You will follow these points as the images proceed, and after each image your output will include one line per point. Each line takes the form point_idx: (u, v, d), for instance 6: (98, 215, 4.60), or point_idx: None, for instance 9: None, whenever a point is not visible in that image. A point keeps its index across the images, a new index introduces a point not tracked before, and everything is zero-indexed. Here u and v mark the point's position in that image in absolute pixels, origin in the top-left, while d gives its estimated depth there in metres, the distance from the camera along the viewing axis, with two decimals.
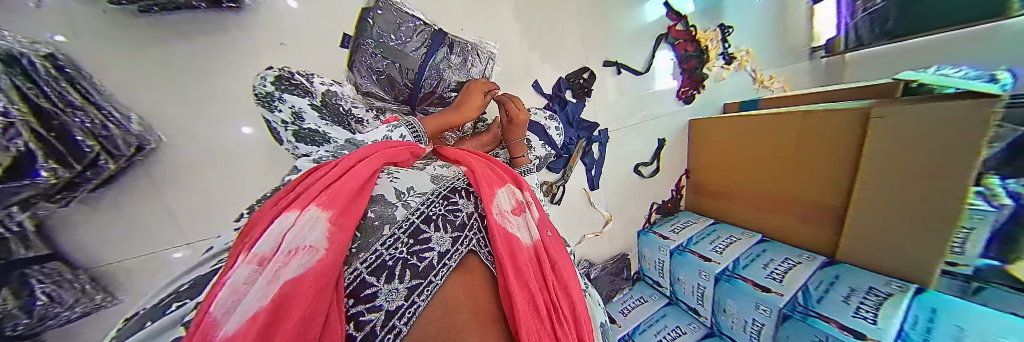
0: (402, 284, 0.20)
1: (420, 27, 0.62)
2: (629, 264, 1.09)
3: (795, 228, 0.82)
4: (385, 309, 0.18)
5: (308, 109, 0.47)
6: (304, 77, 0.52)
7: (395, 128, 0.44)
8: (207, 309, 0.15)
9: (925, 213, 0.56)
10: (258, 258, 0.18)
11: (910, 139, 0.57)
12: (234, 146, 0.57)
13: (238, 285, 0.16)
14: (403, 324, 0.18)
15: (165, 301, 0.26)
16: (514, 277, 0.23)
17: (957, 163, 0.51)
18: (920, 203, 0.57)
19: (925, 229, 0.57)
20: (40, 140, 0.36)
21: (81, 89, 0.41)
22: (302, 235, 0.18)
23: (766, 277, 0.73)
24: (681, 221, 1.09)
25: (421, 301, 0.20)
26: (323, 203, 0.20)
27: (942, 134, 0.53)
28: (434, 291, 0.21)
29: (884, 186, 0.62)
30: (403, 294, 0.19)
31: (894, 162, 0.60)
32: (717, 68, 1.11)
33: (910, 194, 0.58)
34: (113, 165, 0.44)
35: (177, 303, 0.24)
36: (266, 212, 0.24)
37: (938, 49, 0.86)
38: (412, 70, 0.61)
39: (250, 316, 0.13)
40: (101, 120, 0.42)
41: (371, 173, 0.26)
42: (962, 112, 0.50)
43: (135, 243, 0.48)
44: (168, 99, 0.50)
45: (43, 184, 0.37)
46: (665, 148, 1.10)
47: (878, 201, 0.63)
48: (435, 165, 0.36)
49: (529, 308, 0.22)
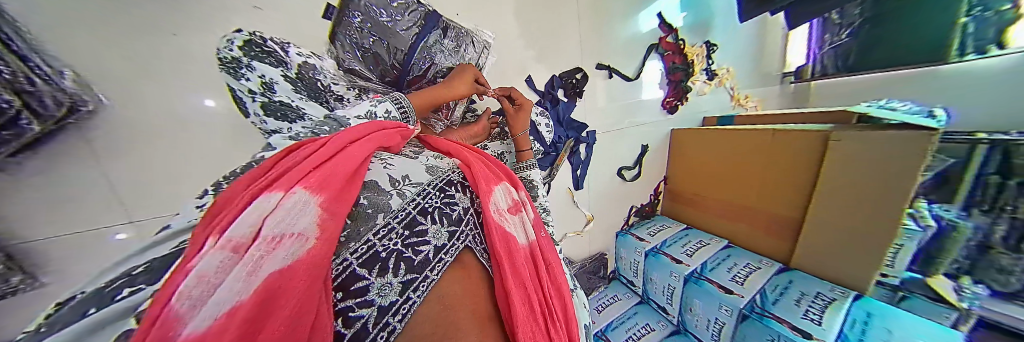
0: (396, 278, 0.19)
1: (413, 6, 0.58)
2: (605, 264, 1.13)
3: (755, 236, 0.89)
4: (378, 304, 0.17)
5: (281, 80, 0.43)
6: (279, 45, 0.47)
7: (380, 102, 0.42)
8: (167, 302, 0.13)
9: (867, 226, 0.64)
10: (233, 244, 0.15)
11: (859, 161, 0.65)
12: (192, 116, 0.50)
13: (207, 274, 0.14)
14: (397, 321, 0.17)
15: (112, 286, 0.24)
16: (511, 276, 0.23)
17: (896, 183, 0.59)
18: (864, 218, 0.65)
19: (867, 240, 0.64)
20: None
21: (2, 35, 0.35)
22: (290, 220, 0.17)
23: (729, 280, 0.78)
24: (656, 225, 1.15)
25: (417, 297, 0.19)
26: (311, 185, 0.19)
27: (887, 159, 0.60)
28: (430, 287, 0.20)
29: (835, 201, 0.69)
30: (398, 289, 0.19)
31: (846, 179, 0.67)
32: (700, 82, 1.17)
33: (856, 211, 0.66)
34: (36, 126, 0.38)
35: (129, 288, 0.23)
36: (238, 192, 0.22)
37: (888, 85, 0.98)
38: (402, 50, 0.58)
39: (227, 311, 0.12)
40: (24, 72, 0.36)
41: (364, 158, 0.24)
42: (903, 139, 0.57)
43: (65, 220, 0.42)
44: (127, 61, 0.44)
45: None
46: (647, 154, 1.14)
47: (829, 215, 0.71)
48: (427, 155, 0.34)
49: (524, 306, 0.22)
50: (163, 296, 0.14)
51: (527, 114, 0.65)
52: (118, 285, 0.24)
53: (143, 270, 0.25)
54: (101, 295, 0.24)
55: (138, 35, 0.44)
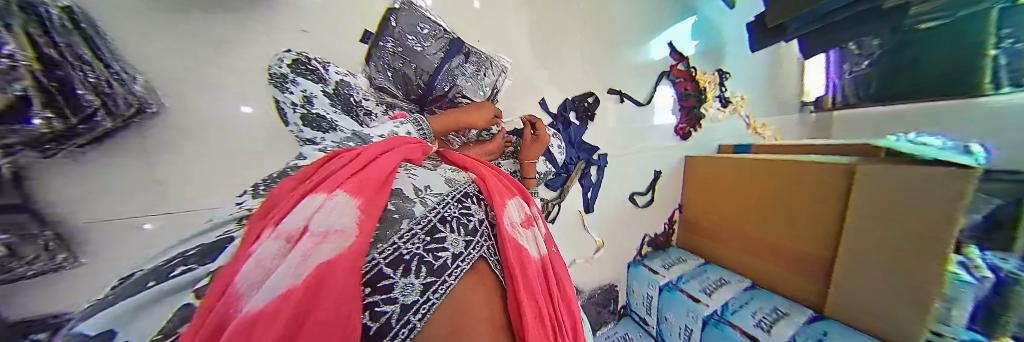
0: (418, 280, 0.19)
1: (440, 34, 0.65)
2: (616, 296, 1.06)
3: (783, 278, 0.82)
4: (400, 302, 0.17)
5: (319, 95, 0.48)
6: (321, 64, 0.53)
7: (401, 124, 0.45)
8: (229, 282, 0.16)
9: (905, 275, 0.58)
10: (285, 235, 0.17)
11: (889, 200, 0.60)
12: (234, 122, 0.56)
13: (264, 260, 0.16)
14: (417, 319, 0.17)
15: (168, 263, 0.26)
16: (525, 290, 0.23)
17: (936, 228, 0.54)
18: (898, 265, 0.59)
19: (906, 292, 0.58)
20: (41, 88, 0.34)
21: (95, 45, 0.41)
22: (332, 218, 0.18)
23: (754, 326, 0.71)
24: (670, 258, 1.09)
25: (436, 299, 0.18)
26: (352, 189, 0.21)
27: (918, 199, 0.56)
28: (446, 291, 0.19)
29: (867, 244, 0.64)
30: (418, 290, 0.18)
31: (876, 220, 0.62)
32: (713, 109, 1.17)
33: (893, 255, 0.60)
34: (109, 122, 0.44)
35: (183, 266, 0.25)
36: (286, 191, 0.24)
37: (914, 118, 0.94)
38: (427, 72, 0.63)
39: (284, 292, 0.14)
40: (107, 77, 0.42)
41: (393, 168, 0.26)
42: (939, 181, 0.53)
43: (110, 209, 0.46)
44: (167, 61, 0.49)
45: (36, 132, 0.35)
46: (660, 181, 1.12)
47: (862, 259, 0.65)
48: (445, 169, 0.35)
49: (540, 322, 0.21)
50: (226, 278, 0.16)
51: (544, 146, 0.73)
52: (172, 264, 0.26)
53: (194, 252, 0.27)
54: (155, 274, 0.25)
55: (200, 45, 0.52)
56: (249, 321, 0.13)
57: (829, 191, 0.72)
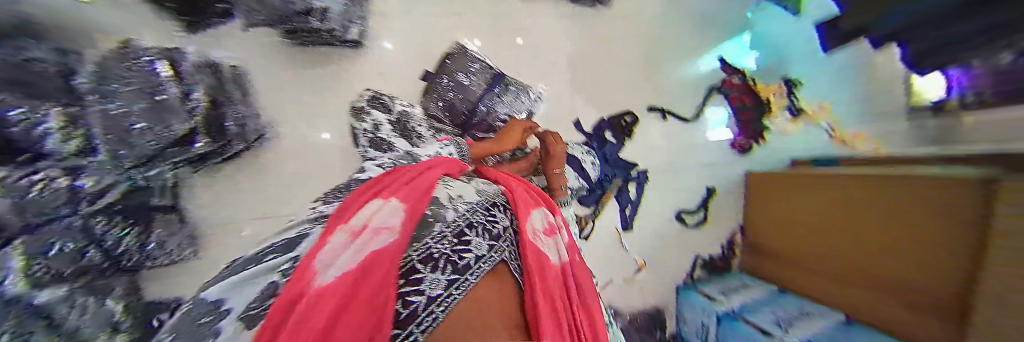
0: (444, 276, 0.23)
1: (485, 69, 0.76)
2: (665, 324, 0.93)
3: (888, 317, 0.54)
4: (428, 293, 0.21)
5: (384, 123, 0.61)
6: (390, 99, 0.68)
7: (447, 147, 0.54)
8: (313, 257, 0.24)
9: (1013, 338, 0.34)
10: (350, 230, 0.28)
11: None
12: None
13: (336, 245, 0.26)
14: (441, 310, 0.20)
15: (265, 251, 0.36)
16: (541, 290, 0.26)
17: None
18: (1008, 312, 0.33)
19: None
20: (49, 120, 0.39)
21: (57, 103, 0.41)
22: (385, 220, 0.27)
23: None
24: (732, 282, 0.90)
25: (458, 294, 0.22)
26: (401, 197, 0.31)
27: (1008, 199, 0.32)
28: (469, 288, 0.23)
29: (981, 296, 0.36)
30: (444, 285, 0.22)
31: None
32: (784, 118, 0.88)
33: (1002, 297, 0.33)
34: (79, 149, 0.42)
35: (272, 254, 0.34)
36: (354, 199, 0.35)
37: None
38: (471, 101, 0.73)
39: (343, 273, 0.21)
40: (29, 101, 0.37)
41: (429, 184, 0.35)
42: None
43: None
44: None
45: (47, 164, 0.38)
46: (716, 201, 0.97)
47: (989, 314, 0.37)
48: (479, 181, 0.42)
49: (552, 323, 0.23)
50: (311, 255, 0.25)
51: (564, 153, 0.70)
52: (267, 252, 0.35)
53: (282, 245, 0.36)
54: (259, 255, 0.36)
55: None
56: (320, 289, 0.19)
57: None
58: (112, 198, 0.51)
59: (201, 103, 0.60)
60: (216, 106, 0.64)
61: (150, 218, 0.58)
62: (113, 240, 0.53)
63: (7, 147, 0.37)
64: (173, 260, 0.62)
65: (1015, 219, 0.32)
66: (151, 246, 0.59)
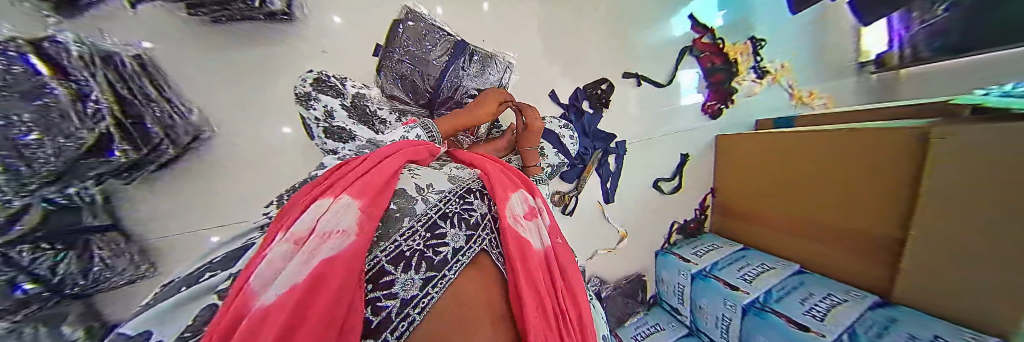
0: (418, 275, 0.20)
1: (444, 37, 0.66)
2: (644, 287, 1.01)
3: (846, 260, 0.67)
4: (401, 297, 0.18)
5: (339, 109, 0.52)
6: (338, 80, 0.57)
7: (411, 129, 0.46)
8: (247, 281, 0.17)
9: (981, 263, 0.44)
10: (294, 238, 0.19)
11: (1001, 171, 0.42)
12: (275, 143, 0.63)
13: (273, 260, 0.18)
14: (417, 313, 0.18)
15: (200, 270, 0.30)
16: (526, 283, 0.22)
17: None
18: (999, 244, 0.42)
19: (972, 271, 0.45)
20: (118, 126, 0.42)
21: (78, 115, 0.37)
22: (336, 220, 0.19)
23: (804, 314, 0.61)
24: (704, 245, 1.00)
25: (435, 293, 0.20)
26: (353, 193, 0.22)
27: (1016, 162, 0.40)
28: (447, 284, 0.21)
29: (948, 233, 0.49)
30: (419, 284, 0.19)
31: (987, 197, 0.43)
32: (749, 81, 1.05)
33: (997, 236, 0.43)
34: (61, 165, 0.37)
35: (209, 273, 0.28)
36: (299, 199, 0.26)
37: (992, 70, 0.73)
38: (433, 76, 0.64)
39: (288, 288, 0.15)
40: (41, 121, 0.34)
41: (395, 170, 0.27)
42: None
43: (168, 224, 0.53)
44: (216, 95, 0.57)
45: (94, 161, 0.41)
46: (688, 164, 1.04)
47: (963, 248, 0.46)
48: (451, 167, 0.36)
49: (538, 312, 0.21)
50: (243, 278, 0.18)
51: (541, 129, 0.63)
52: (201, 271, 0.29)
53: (222, 259, 0.30)
54: (193, 275, 0.29)
55: (238, 76, 0.59)
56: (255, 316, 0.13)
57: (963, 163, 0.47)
58: (26, 226, 0.37)
59: (109, 106, 0.41)
60: (125, 107, 0.44)
61: (83, 238, 0.43)
62: (41, 270, 0.38)
63: (70, 170, 0.39)
64: (134, 277, 0.49)
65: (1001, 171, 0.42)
66: (98, 267, 0.44)
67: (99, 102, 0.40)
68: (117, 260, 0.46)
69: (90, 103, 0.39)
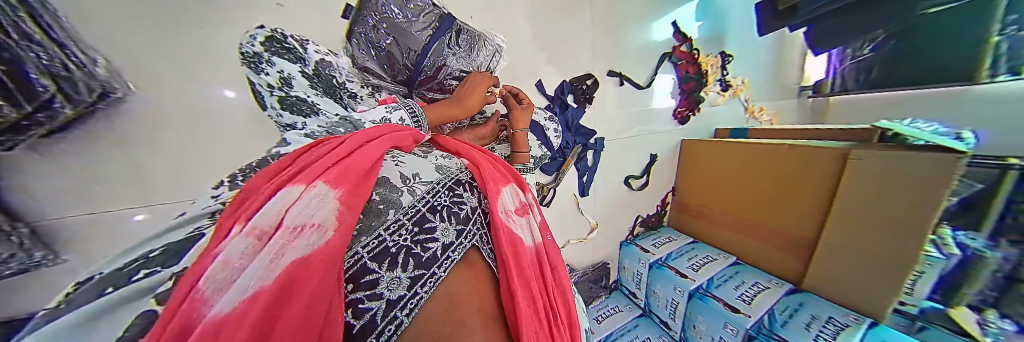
0: (405, 273, 0.19)
1: (429, 8, 0.59)
2: (608, 273, 1.10)
3: (768, 255, 0.82)
4: (387, 297, 0.17)
5: (298, 76, 0.45)
6: (298, 42, 0.48)
7: (394, 110, 0.42)
8: (195, 284, 0.14)
9: (877, 261, 0.58)
10: (256, 232, 0.16)
11: (907, 189, 0.54)
12: (220, 110, 0.53)
13: (230, 259, 0.15)
14: (405, 315, 0.17)
15: (126, 267, 0.25)
16: (518, 280, 0.23)
17: (922, 209, 0.51)
18: (893, 247, 0.55)
19: (870, 267, 0.59)
20: None
21: None
22: (308, 212, 0.17)
23: (736, 298, 0.72)
24: (662, 237, 1.10)
25: (424, 293, 0.19)
26: (330, 179, 0.20)
27: (913, 186, 0.53)
28: (437, 283, 0.20)
29: (851, 237, 0.62)
30: (405, 284, 0.18)
31: (897, 214, 0.55)
32: (714, 93, 1.15)
33: (891, 238, 0.56)
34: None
35: (145, 270, 0.23)
36: (260, 185, 0.22)
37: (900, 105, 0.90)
38: (415, 51, 0.58)
39: (250, 295, 0.13)
40: None
41: (379, 155, 0.25)
42: (933, 171, 0.50)
43: (84, 202, 0.42)
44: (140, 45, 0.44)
45: None
46: (655, 164, 1.12)
47: (863, 249, 0.60)
48: (437, 155, 0.34)
49: (530, 308, 0.21)
50: (190, 279, 0.15)
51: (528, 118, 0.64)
52: (134, 267, 0.24)
53: (159, 253, 0.26)
54: (118, 274, 0.24)
55: (169, 20, 0.46)
56: (212, 325, 0.11)
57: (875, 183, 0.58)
58: None
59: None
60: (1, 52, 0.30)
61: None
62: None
63: None
64: (24, 267, 0.38)
65: (909, 191, 0.53)
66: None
67: None
68: None
69: None
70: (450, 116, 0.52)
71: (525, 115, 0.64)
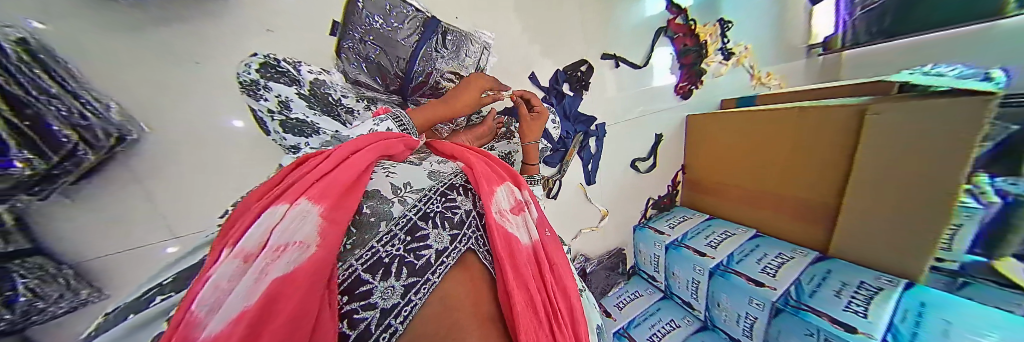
0: (398, 282, 0.19)
1: (413, 14, 0.60)
2: (624, 260, 1.08)
3: (790, 224, 0.79)
4: (380, 306, 0.18)
5: (295, 98, 0.46)
6: (291, 65, 0.49)
7: (381, 122, 0.42)
8: (192, 307, 0.15)
9: (906, 218, 0.54)
10: (243, 254, 0.17)
11: (932, 139, 0.50)
12: (225, 139, 0.54)
13: (221, 282, 0.15)
14: (399, 322, 0.18)
15: (148, 294, 0.26)
16: (514, 278, 0.23)
17: (950, 157, 0.48)
18: (922, 202, 0.52)
19: (898, 225, 0.56)
20: (13, 129, 0.32)
21: None
22: (292, 230, 0.17)
23: (759, 272, 0.69)
24: (676, 217, 1.08)
25: (419, 300, 0.19)
26: (313, 196, 0.20)
27: (938, 135, 0.49)
28: (432, 288, 0.20)
29: (874, 196, 0.59)
30: (399, 292, 0.19)
31: (923, 166, 0.52)
32: (715, 63, 1.10)
33: (919, 192, 0.52)
34: (29, 171, 0.34)
35: (161, 295, 0.25)
36: (249, 206, 0.23)
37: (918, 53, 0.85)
38: (404, 59, 0.59)
39: (235, 315, 0.13)
40: None
41: (365, 167, 0.25)
42: (959, 116, 0.46)
43: (113, 239, 0.45)
44: (146, 87, 0.46)
45: (19, 176, 0.33)
46: (661, 144, 1.09)
47: (889, 206, 0.57)
48: (432, 161, 0.34)
49: (528, 307, 0.21)
50: (185, 305, 0.15)
51: (541, 125, 0.63)
52: (152, 294, 0.26)
53: (173, 280, 0.27)
54: (141, 300, 0.26)
55: (166, 59, 0.48)
56: None
57: (897, 137, 0.54)
58: None
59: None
60: (16, 109, 0.33)
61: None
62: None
63: None
64: (74, 305, 0.41)
65: (935, 141, 0.50)
66: (26, 297, 0.36)
67: None
68: (47, 288, 0.38)
69: None
70: (439, 116, 0.51)
71: (536, 125, 0.62)
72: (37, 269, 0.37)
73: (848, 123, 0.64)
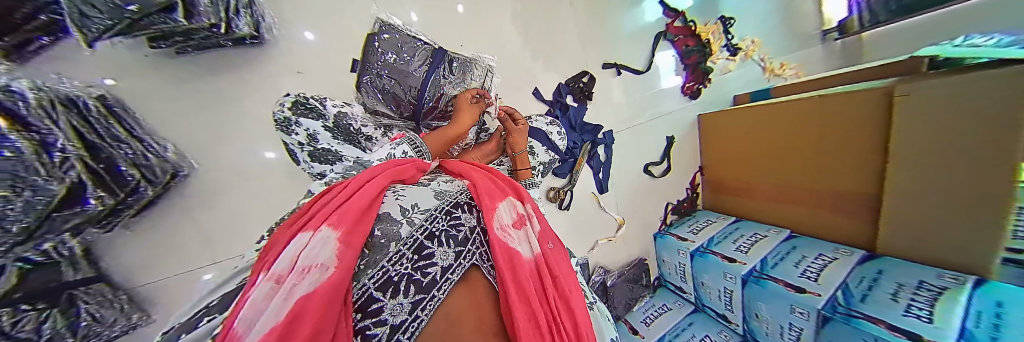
0: (407, 299, 0.20)
1: (421, 46, 0.66)
2: (647, 270, 1.03)
3: (830, 223, 0.72)
4: (390, 323, 0.18)
5: (321, 131, 0.50)
6: (318, 101, 0.54)
7: (398, 145, 0.46)
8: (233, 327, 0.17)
9: (958, 206, 0.47)
10: (275, 276, 0.19)
11: (967, 115, 0.45)
12: (256, 169, 0.60)
13: (257, 302, 0.17)
14: (406, 338, 0.18)
15: (196, 316, 0.29)
16: (516, 294, 0.23)
17: (993, 133, 0.42)
18: (972, 188, 0.45)
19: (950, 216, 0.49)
20: (90, 171, 0.37)
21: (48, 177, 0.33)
22: (314, 253, 0.19)
23: (799, 276, 0.63)
24: (699, 222, 1.02)
25: (425, 316, 0.19)
26: (333, 222, 0.21)
27: (972, 113, 0.44)
28: (436, 306, 0.20)
29: (920, 184, 0.52)
30: (407, 309, 0.19)
31: (966, 146, 0.46)
32: (722, 60, 1.09)
33: (965, 177, 0.46)
34: (102, 205, 0.39)
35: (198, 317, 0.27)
36: (282, 233, 0.26)
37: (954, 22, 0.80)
38: (415, 88, 0.63)
39: (269, 331, 0.14)
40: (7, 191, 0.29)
41: (376, 193, 0.26)
42: (992, 86, 0.41)
43: (160, 264, 0.50)
44: (196, 129, 0.53)
45: (92, 211, 0.38)
46: (674, 146, 1.07)
47: (937, 195, 0.50)
48: (440, 180, 0.36)
49: (529, 324, 0.21)
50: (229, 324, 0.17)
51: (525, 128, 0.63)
52: (194, 317, 0.28)
53: (211, 304, 0.29)
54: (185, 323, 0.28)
55: (215, 104, 0.56)
56: None
57: (932, 117, 0.49)
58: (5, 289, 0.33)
59: (77, 153, 0.36)
60: (94, 153, 0.38)
61: (65, 294, 0.39)
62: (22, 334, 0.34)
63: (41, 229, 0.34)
64: (125, 327, 0.46)
65: (970, 116, 0.45)
66: (87, 322, 0.41)
67: (62, 149, 0.34)
68: (106, 312, 0.43)
69: (55, 152, 0.33)
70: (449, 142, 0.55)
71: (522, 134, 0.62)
72: (99, 295, 0.43)
73: (874, 108, 0.60)
